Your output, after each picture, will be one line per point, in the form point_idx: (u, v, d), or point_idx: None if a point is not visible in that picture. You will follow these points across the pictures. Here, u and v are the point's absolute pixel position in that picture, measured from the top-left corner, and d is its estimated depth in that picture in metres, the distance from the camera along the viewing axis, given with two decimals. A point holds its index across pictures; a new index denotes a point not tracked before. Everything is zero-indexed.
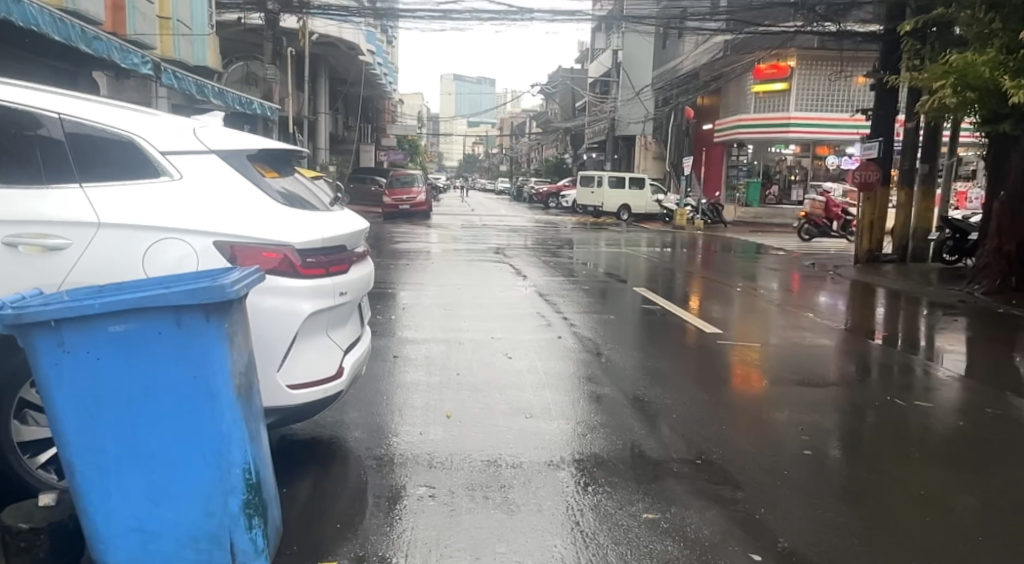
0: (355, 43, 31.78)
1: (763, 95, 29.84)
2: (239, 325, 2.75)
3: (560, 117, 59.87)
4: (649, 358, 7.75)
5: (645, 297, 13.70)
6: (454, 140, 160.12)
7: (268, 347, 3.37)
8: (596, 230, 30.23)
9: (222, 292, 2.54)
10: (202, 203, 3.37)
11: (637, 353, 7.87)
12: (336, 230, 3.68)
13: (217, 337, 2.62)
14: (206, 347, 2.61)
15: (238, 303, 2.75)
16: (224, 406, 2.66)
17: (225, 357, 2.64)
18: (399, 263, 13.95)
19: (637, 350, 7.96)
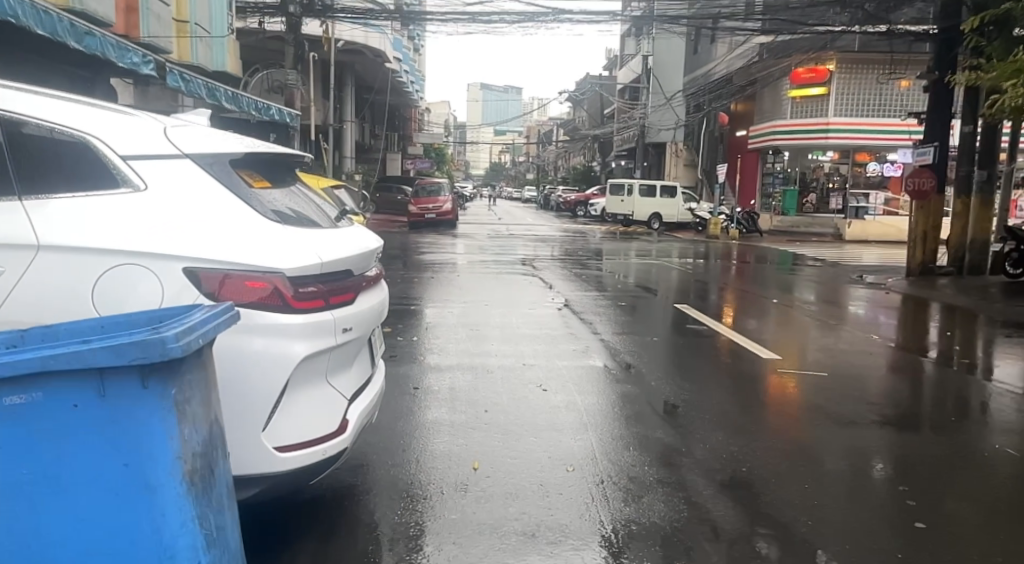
0: (382, 50, 31.38)
1: (801, 99, 28.87)
2: (194, 392, 2.27)
3: (589, 125, 59.13)
4: (699, 385, 6.96)
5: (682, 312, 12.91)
6: (481, 148, 160.12)
7: (251, 400, 2.71)
8: (626, 239, 29.43)
9: (162, 349, 2.07)
10: (169, 223, 2.71)
11: (685, 379, 7.08)
12: (338, 251, 3.03)
13: (156, 409, 2.14)
14: (143, 421, 2.13)
15: (191, 361, 2.27)
16: (165, 502, 2.15)
17: (171, 434, 2.16)
18: (423, 276, 13.33)
19: (685, 376, 7.17)
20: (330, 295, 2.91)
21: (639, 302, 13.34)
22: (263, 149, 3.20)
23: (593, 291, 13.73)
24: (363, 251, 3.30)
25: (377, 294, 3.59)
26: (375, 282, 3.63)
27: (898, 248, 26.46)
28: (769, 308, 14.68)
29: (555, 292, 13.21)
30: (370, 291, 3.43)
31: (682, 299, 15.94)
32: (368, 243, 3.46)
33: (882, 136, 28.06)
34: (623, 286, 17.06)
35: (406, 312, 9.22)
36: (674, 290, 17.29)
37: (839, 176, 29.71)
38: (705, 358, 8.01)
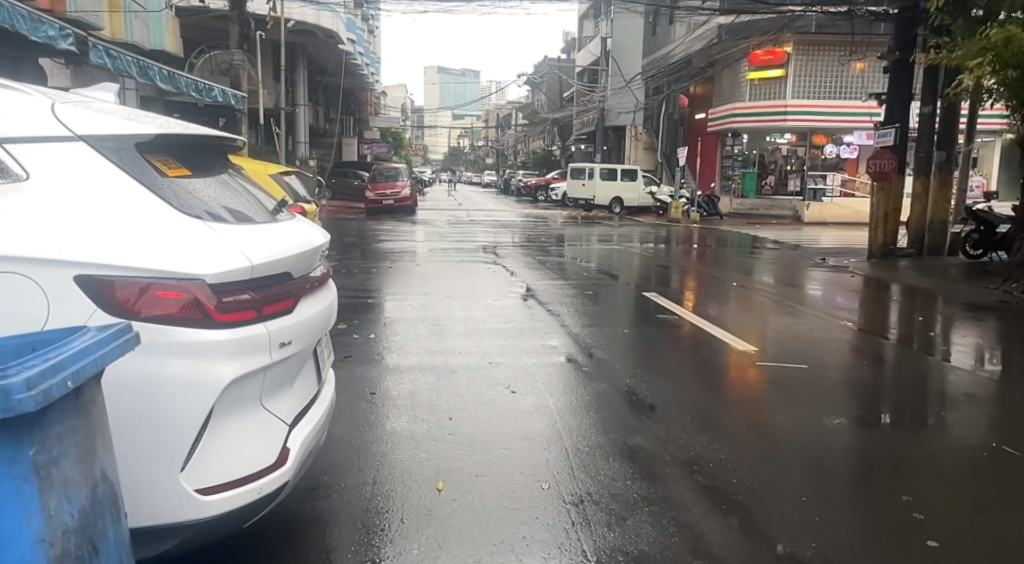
0: (334, 31, 30.42)
1: (759, 81, 28.68)
2: (58, 442, 1.98)
3: (548, 108, 58.69)
4: (676, 375, 6.61)
5: (648, 298, 12.61)
6: (439, 133, 158.56)
7: (168, 436, 2.28)
8: (588, 224, 29.17)
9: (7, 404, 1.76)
10: (59, 221, 2.26)
11: (660, 370, 6.73)
12: (274, 249, 2.59)
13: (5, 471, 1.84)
14: None
15: (54, 407, 1.96)
16: None
17: (29, 497, 1.88)
18: (380, 265, 12.81)
19: (660, 367, 6.82)
20: (264, 303, 2.48)
21: (603, 288, 13.03)
22: (179, 130, 2.73)
23: (556, 278, 13.38)
24: (306, 248, 2.85)
25: (323, 296, 3.14)
26: (320, 283, 3.19)
27: (855, 229, 26.58)
28: (733, 291, 14.51)
29: (518, 280, 12.82)
30: (314, 295, 2.99)
31: (646, 284, 15.69)
32: (311, 240, 3.01)
33: (839, 118, 28.11)
34: (586, 272, 16.76)
35: (362, 305, 8.74)
36: (638, 274, 17.05)
37: (796, 158, 29.84)
38: (679, 348, 7.68)
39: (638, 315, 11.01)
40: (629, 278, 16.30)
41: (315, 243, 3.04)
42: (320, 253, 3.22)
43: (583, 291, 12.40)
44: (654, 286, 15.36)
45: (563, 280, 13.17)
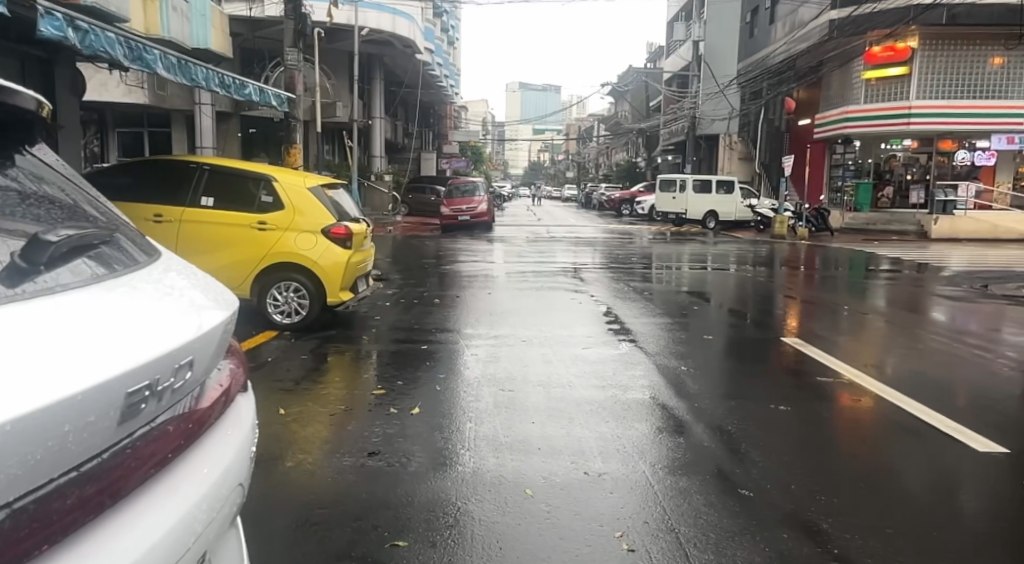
0: (411, 40, 29.10)
1: (876, 82, 25.82)
2: None
3: (632, 119, 56.32)
4: (871, 457, 4.35)
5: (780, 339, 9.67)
6: (520, 147, 157.43)
7: None
8: (679, 241, 26.71)
9: None
10: None
11: (846, 449, 4.47)
12: (23, 399, 1.31)
13: None
14: None
15: None
16: None
17: None
18: (445, 294, 10.90)
19: (844, 444, 4.56)
20: None
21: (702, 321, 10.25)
22: None
23: (652, 308, 11.11)
24: (137, 361, 1.57)
25: (175, 491, 1.67)
26: (200, 427, 1.84)
27: (992, 246, 23.22)
28: (867, 324, 11.98)
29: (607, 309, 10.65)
30: (157, 487, 1.64)
31: (758, 310, 13.27)
32: (175, 335, 1.73)
33: (974, 120, 24.66)
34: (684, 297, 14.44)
35: (413, 357, 6.80)
36: (746, 299, 14.63)
37: (919, 168, 26.99)
38: (860, 414, 5.31)
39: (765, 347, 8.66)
40: (737, 304, 13.93)
41: (178, 360, 1.72)
42: (201, 368, 1.86)
43: (688, 320, 10.16)
44: (768, 313, 12.95)
45: (661, 307, 10.98)
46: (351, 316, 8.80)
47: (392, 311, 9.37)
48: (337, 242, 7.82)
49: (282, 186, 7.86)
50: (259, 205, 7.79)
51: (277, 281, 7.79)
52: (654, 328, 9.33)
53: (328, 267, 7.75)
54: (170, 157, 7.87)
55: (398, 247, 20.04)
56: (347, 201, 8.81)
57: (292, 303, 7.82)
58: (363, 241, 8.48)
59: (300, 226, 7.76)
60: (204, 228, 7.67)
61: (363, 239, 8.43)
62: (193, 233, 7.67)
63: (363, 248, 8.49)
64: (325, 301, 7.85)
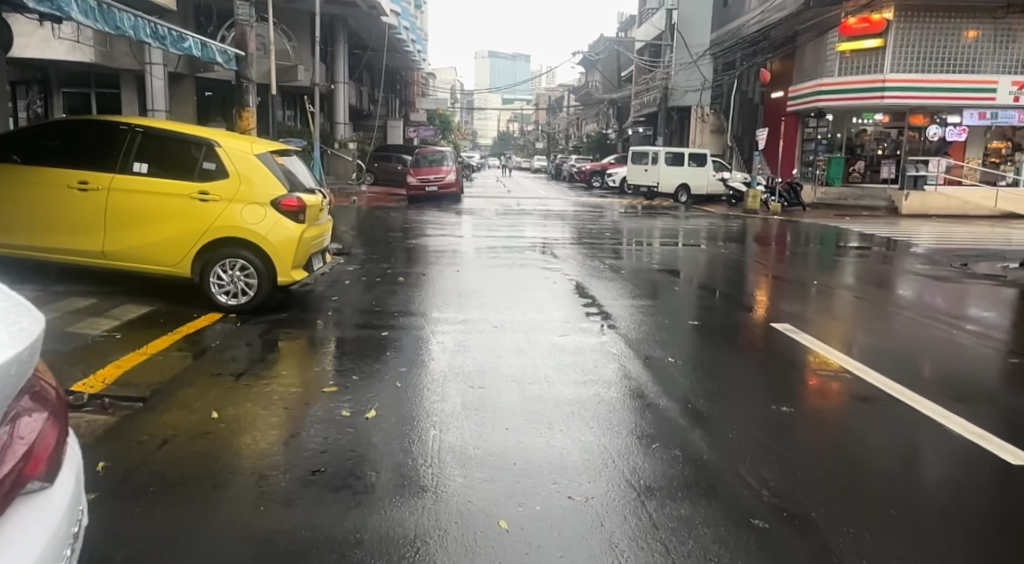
0: (376, 2, 27.98)
1: (851, 54, 25.33)
2: None
3: (603, 89, 55.53)
4: (888, 466, 3.84)
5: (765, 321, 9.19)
6: (489, 116, 155.58)
7: None
8: (651, 215, 26.26)
9: None
10: None
11: (860, 457, 3.95)
12: None
13: None
14: None
15: None
16: None
17: None
18: (409, 270, 10.22)
19: (858, 451, 4.03)
20: None
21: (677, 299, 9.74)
22: None
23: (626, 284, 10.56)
24: None
25: None
26: None
27: (963, 223, 23.16)
28: (847, 304, 11.59)
29: (580, 286, 10.10)
30: None
31: (736, 287, 12.81)
32: None
33: (947, 94, 24.49)
34: (657, 273, 13.92)
35: (373, 344, 6.16)
36: (721, 275, 14.19)
37: (890, 142, 26.62)
38: (871, 411, 4.79)
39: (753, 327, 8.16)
40: (712, 280, 13.47)
41: None
42: None
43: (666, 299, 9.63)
44: (746, 290, 12.50)
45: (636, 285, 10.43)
46: (307, 295, 8.12)
47: (351, 289, 8.69)
48: (289, 216, 7.09)
49: (227, 151, 7.10)
50: (201, 173, 7.03)
51: (221, 258, 7.04)
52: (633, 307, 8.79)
53: (278, 244, 7.02)
54: (100, 117, 7.08)
55: (362, 219, 19.24)
56: (301, 171, 8.06)
57: (237, 284, 7.08)
58: (318, 215, 7.75)
59: (247, 197, 7.01)
60: (138, 196, 6.90)
61: (318, 212, 7.70)
62: (126, 202, 6.90)
63: (318, 222, 7.76)
64: (275, 281, 7.11)
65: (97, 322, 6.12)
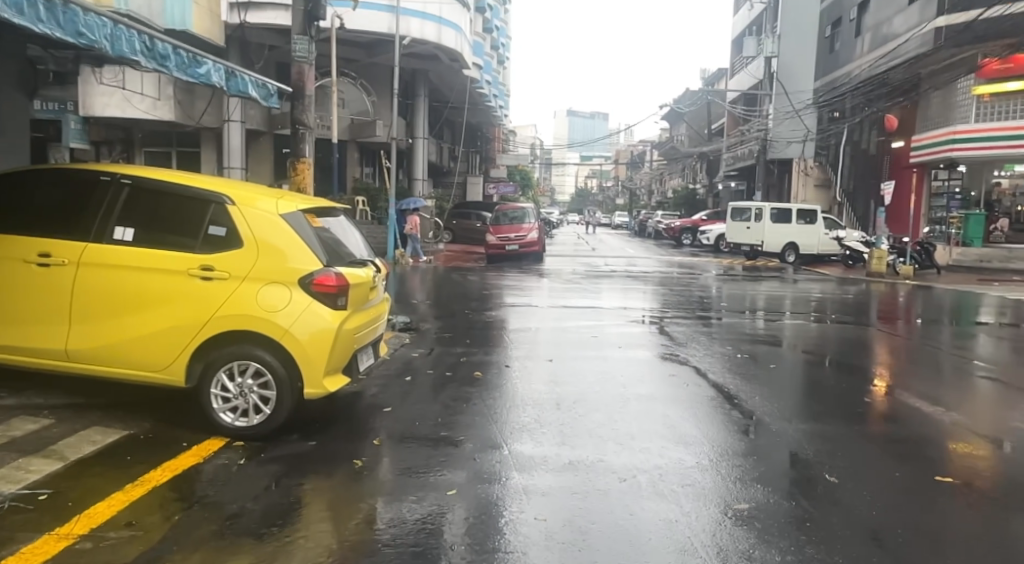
0: (460, 54, 26.70)
1: (988, 98, 22.55)
2: None
3: (691, 142, 53.28)
4: None
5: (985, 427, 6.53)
6: (569, 174, 155.46)
7: None
8: (755, 278, 23.58)
9: None
10: None
11: None
12: None
13: None
14: None
15: None
16: None
17: None
18: (490, 360, 7.90)
19: None
20: None
21: (851, 399, 7.12)
22: None
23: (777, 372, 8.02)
24: None
25: None
26: None
27: None
28: None
29: (713, 374, 7.69)
30: None
31: (904, 370, 10.02)
32: None
33: None
34: (787, 349, 11.16)
35: (435, 515, 3.86)
36: (874, 354, 11.47)
37: None
38: None
39: (1012, 464, 5.42)
40: (870, 361, 10.70)
41: None
42: None
43: (847, 403, 6.95)
44: (922, 376, 9.69)
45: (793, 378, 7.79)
46: (355, 406, 5.89)
47: (415, 396, 6.38)
48: (324, 301, 5.01)
49: (243, 212, 5.08)
50: (205, 239, 5.02)
51: (227, 359, 4.95)
52: (807, 416, 6.23)
53: (310, 340, 4.93)
54: (78, 166, 5.23)
55: (440, 282, 17.39)
56: (347, 235, 6.02)
57: (248, 395, 4.97)
58: (367, 295, 5.67)
59: (267, 275, 4.97)
60: (117, 274, 4.96)
61: (367, 291, 5.63)
62: (102, 281, 4.97)
63: (365, 304, 5.68)
64: (304, 391, 4.99)
65: (26, 466, 4.15)
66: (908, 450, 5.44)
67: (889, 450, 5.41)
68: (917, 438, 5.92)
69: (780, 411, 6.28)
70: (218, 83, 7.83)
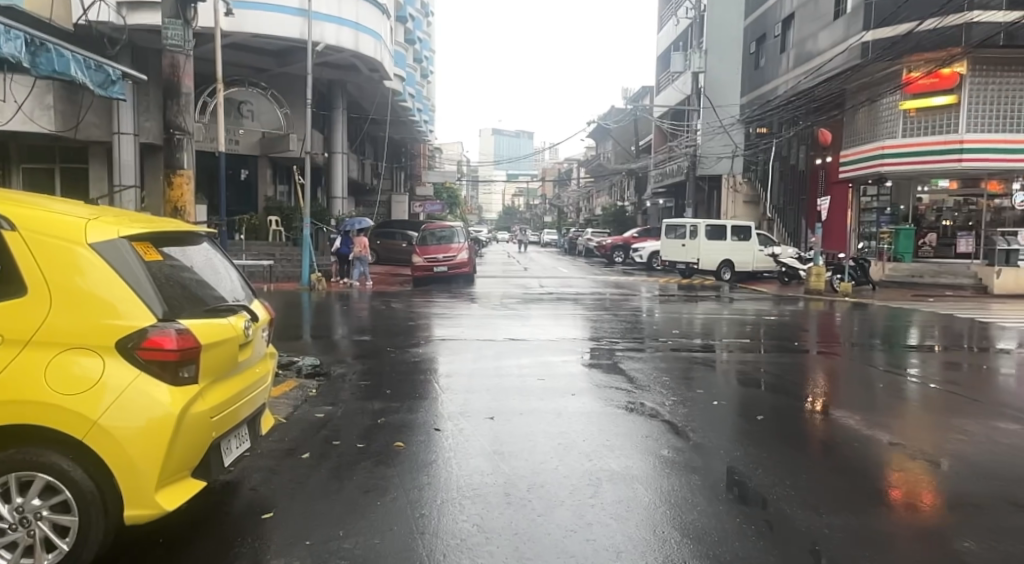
0: (379, 64, 24.98)
1: (915, 112, 22.11)
2: None
3: (620, 158, 52.77)
4: None
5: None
6: (496, 192, 154.79)
7: None
8: (693, 297, 22.65)
9: None
10: None
11: None
12: None
13: None
14: None
15: None
16: None
17: None
18: (416, 422, 6.22)
19: None
20: None
21: (862, 452, 5.77)
22: None
23: (762, 419, 6.65)
24: None
25: None
26: None
27: None
28: None
29: (686, 426, 6.27)
30: None
31: (894, 395, 8.81)
32: None
33: None
34: (740, 374, 9.90)
35: None
36: (844, 378, 10.32)
37: (963, 213, 23.10)
38: None
39: None
40: (847, 385, 9.50)
41: None
42: None
43: (864, 458, 5.58)
44: (913, 401, 8.49)
45: (789, 428, 6.38)
46: (228, 517, 4.12)
47: (314, 488, 4.64)
48: (157, 374, 3.38)
49: (33, 242, 3.42)
50: None
51: (3, 469, 3.25)
52: (830, 491, 4.77)
53: (134, 432, 3.29)
54: None
55: (360, 311, 15.65)
56: (214, 269, 4.35)
57: (35, 523, 3.26)
58: (238, 354, 4.01)
59: (71, 334, 3.35)
60: None
61: (237, 349, 3.97)
62: None
63: (236, 367, 4.02)
64: (127, 510, 3.34)
65: None
66: (994, 548, 3.99)
67: (972, 553, 3.94)
68: (976, 511, 4.52)
69: (799, 487, 4.80)
70: (9, 54, 6.28)
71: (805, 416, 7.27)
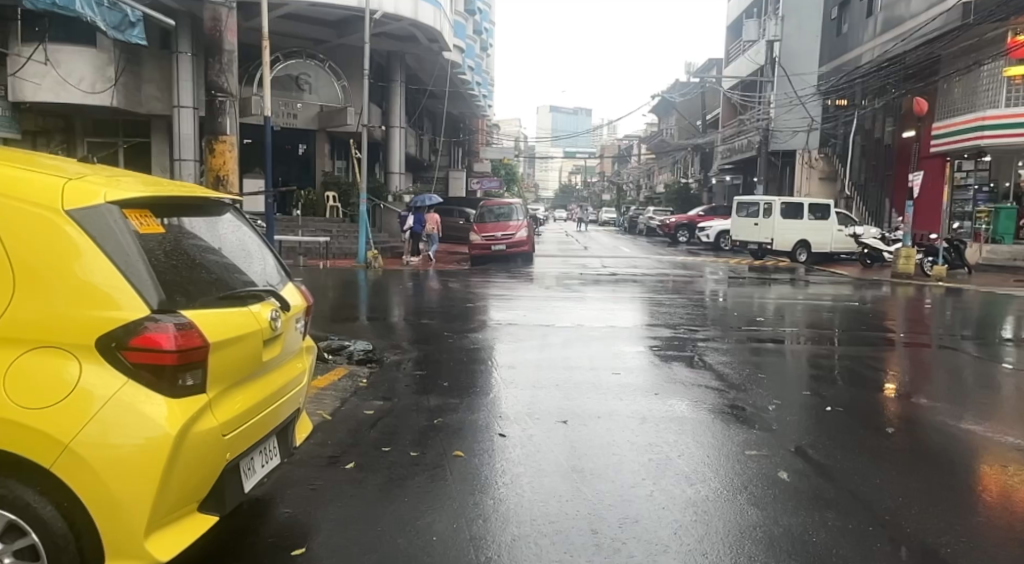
0: (438, 33, 24.08)
1: (1021, 79, 20.20)
2: None
3: (685, 134, 50.87)
4: None
5: None
6: (553, 170, 153.00)
7: None
8: (767, 279, 21.28)
9: None
10: None
11: None
12: None
13: None
14: None
15: None
16: None
17: None
18: (477, 425, 5.37)
19: None
20: None
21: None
22: None
23: (886, 427, 5.58)
24: None
25: None
26: None
27: None
28: None
29: (797, 436, 5.26)
30: None
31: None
32: None
33: None
34: (841, 366, 8.77)
35: None
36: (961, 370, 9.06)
37: None
38: None
39: None
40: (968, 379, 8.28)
41: None
42: None
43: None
44: None
45: (924, 440, 5.31)
46: (251, 552, 3.34)
47: (357, 510, 3.83)
48: (152, 382, 2.59)
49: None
50: None
51: None
52: (1003, 530, 3.75)
53: (120, 457, 2.52)
54: None
55: (417, 290, 14.91)
56: (240, 246, 3.53)
57: None
58: (264, 352, 3.19)
59: (44, 330, 2.59)
60: None
61: (262, 346, 3.14)
62: None
63: (262, 368, 3.20)
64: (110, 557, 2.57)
65: None
66: None
67: None
68: None
69: (964, 525, 3.78)
70: None
71: (937, 415, 6.15)
